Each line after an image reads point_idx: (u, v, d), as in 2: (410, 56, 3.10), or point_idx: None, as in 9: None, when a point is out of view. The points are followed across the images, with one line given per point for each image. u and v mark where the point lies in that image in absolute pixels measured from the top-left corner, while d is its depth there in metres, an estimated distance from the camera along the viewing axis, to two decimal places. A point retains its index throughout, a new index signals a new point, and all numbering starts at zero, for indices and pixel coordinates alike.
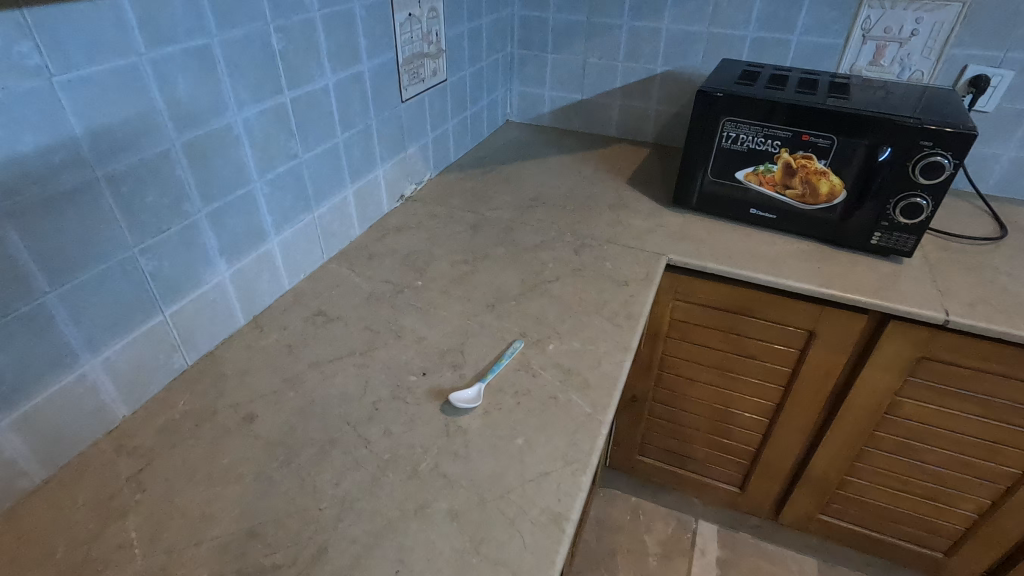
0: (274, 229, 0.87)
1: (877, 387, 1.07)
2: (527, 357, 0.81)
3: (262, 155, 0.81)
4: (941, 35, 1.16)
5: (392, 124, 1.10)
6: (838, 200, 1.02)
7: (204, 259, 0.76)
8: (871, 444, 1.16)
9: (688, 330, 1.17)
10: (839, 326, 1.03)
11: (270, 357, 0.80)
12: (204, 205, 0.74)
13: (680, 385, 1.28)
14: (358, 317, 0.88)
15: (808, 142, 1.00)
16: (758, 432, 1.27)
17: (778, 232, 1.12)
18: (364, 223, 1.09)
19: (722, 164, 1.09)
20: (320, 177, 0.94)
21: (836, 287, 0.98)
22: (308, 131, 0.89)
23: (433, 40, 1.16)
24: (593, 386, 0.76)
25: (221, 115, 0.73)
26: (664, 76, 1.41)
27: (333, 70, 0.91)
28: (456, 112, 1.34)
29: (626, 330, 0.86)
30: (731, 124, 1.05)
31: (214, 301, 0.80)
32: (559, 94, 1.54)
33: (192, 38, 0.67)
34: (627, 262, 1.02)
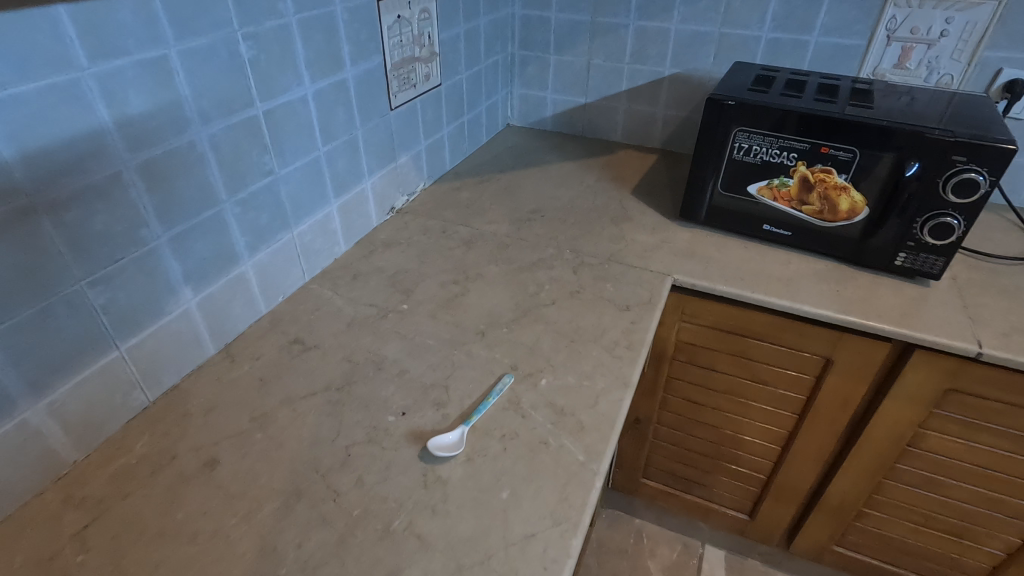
0: (248, 251, 0.81)
1: (899, 419, 0.99)
2: (517, 394, 0.74)
3: (232, 173, 0.75)
4: (973, 36, 1.07)
5: (381, 134, 1.04)
6: (859, 217, 0.94)
7: (166, 288, 0.70)
8: (891, 477, 1.08)
9: (695, 352, 1.10)
10: (859, 354, 0.95)
11: (240, 392, 0.74)
12: (164, 230, 0.68)
13: (687, 408, 1.21)
14: (337, 346, 0.82)
15: (827, 154, 0.92)
16: (769, 459, 1.20)
17: (793, 250, 1.04)
18: (350, 239, 1.03)
19: (733, 176, 1.02)
20: (299, 193, 0.88)
21: (856, 313, 0.90)
22: (285, 144, 0.83)
23: (425, 42, 1.10)
24: (587, 429, 0.70)
25: (182, 131, 0.67)
26: (673, 78, 1.33)
27: (313, 79, 0.85)
28: (451, 118, 1.27)
29: (626, 364, 0.79)
30: (743, 134, 0.97)
31: (179, 332, 0.74)
32: (562, 97, 1.47)
33: (145, 49, 0.61)
34: (629, 284, 0.95)
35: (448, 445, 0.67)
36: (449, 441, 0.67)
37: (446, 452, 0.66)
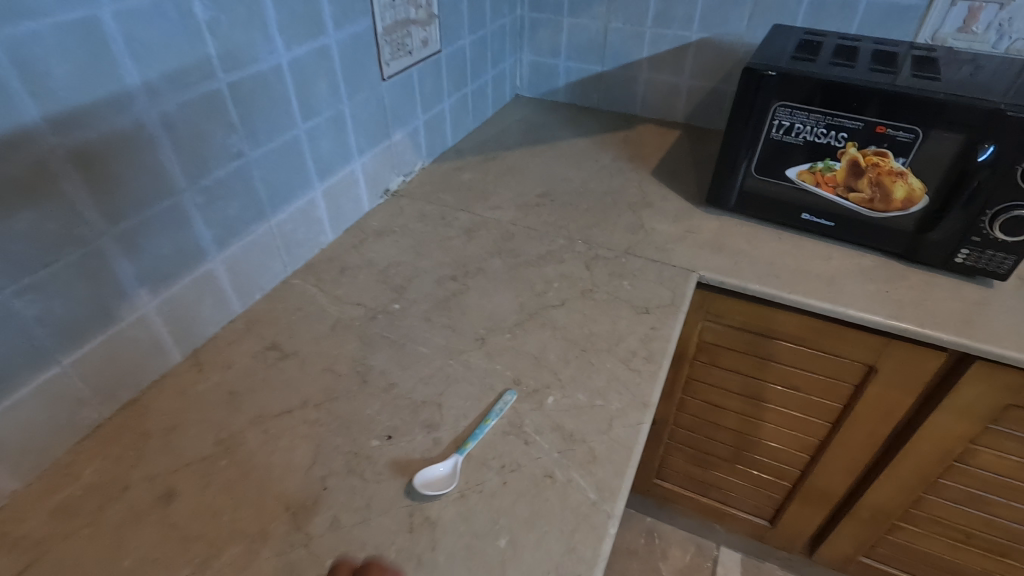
0: (215, 246, 0.71)
1: (948, 433, 0.89)
2: (519, 414, 0.65)
3: (191, 157, 0.65)
4: None
5: (372, 108, 0.92)
6: (916, 207, 0.82)
7: (115, 293, 0.61)
8: (932, 492, 0.99)
9: (718, 354, 1.00)
10: (908, 363, 0.84)
11: (205, 408, 0.66)
12: (109, 226, 0.58)
13: (707, 411, 1.11)
14: (318, 353, 0.72)
15: (884, 135, 0.80)
16: (796, 467, 1.11)
17: (835, 242, 0.92)
18: (339, 228, 0.93)
19: (770, 158, 0.90)
20: (276, 178, 0.77)
21: (911, 319, 0.79)
22: (256, 122, 0.72)
23: (422, 2, 0.97)
24: (600, 460, 0.60)
25: (125, 109, 0.57)
26: (700, 44, 1.19)
27: (287, 46, 0.73)
28: (453, 90, 1.15)
29: (644, 380, 0.69)
30: (784, 110, 0.85)
31: (136, 340, 0.65)
32: (576, 65, 1.33)
33: (67, 8, 0.50)
34: (649, 281, 0.84)
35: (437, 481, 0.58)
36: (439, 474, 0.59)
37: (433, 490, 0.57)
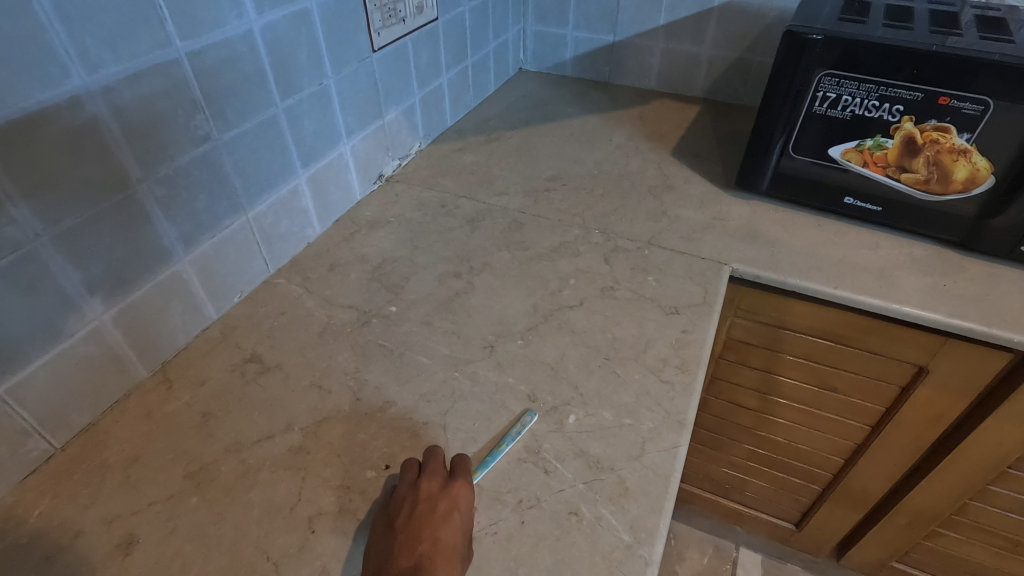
0: (182, 245, 0.62)
1: (1005, 440, 0.80)
2: (537, 438, 0.56)
3: (145, 142, 0.55)
4: None
5: (361, 83, 0.82)
6: (979, 190, 0.72)
7: (60, 303, 0.52)
8: (979, 499, 0.91)
9: (748, 353, 0.91)
10: (966, 364, 0.75)
11: (174, 434, 0.57)
12: (46, 226, 0.49)
13: (732, 412, 1.03)
14: (304, 366, 0.63)
15: (947, 107, 0.69)
16: (828, 471, 1.03)
17: (882, 229, 0.82)
18: (326, 219, 0.83)
19: (811, 135, 0.79)
20: (252, 164, 0.68)
21: (975, 317, 0.70)
22: (225, 100, 0.62)
23: None
24: (633, 493, 0.52)
25: (56, 84, 0.47)
26: (723, 9, 1.08)
27: (259, 9, 0.63)
28: (453, 63, 1.04)
29: (679, 393, 0.60)
30: (830, 80, 0.74)
31: (89, 357, 0.56)
32: (585, 35, 1.22)
33: None
34: (677, 276, 0.75)
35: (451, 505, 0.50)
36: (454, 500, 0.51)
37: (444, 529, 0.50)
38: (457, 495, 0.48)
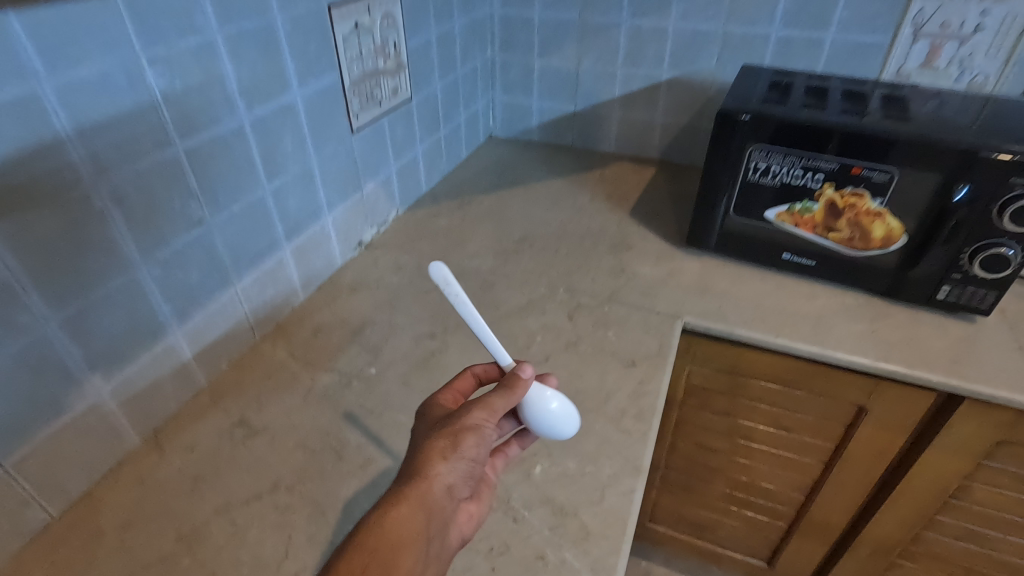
0: (176, 319, 0.67)
1: (943, 471, 0.87)
2: (506, 489, 0.61)
3: (144, 228, 0.61)
4: (1012, 31, 0.94)
5: (341, 161, 0.89)
6: (895, 246, 0.82)
7: (63, 381, 0.56)
8: (930, 529, 0.97)
9: (707, 397, 0.97)
10: (899, 403, 0.83)
11: (165, 498, 0.61)
12: (55, 310, 0.54)
13: (698, 454, 1.08)
14: (289, 428, 0.68)
15: (860, 177, 0.79)
16: (791, 508, 1.08)
17: (817, 281, 0.91)
18: (309, 285, 0.89)
19: (749, 199, 0.89)
20: (241, 240, 0.74)
21: (899, 361, 0.78)
22: (217, 187, 0.68)
23: (390, 53, 0.95)
24: (594, 536, 0.57)
25: (70, 188, 0.53)
26: (671, 83, 1.20)
27: (250, 106, 0.70)
28: (426, 134, 1.13)
29: (636, 441, 0.66)
30: (759, 153, 0.84)
31: (88, 428, 0.60)
32: (549, 105, 1.33)
33: (3, 88, 0.47)
34: (635, 330, 0.82)
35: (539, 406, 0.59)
36: (545, 404, 0.59)
37: (576, 423, 0.61)
38: (447, 390, 0.57)
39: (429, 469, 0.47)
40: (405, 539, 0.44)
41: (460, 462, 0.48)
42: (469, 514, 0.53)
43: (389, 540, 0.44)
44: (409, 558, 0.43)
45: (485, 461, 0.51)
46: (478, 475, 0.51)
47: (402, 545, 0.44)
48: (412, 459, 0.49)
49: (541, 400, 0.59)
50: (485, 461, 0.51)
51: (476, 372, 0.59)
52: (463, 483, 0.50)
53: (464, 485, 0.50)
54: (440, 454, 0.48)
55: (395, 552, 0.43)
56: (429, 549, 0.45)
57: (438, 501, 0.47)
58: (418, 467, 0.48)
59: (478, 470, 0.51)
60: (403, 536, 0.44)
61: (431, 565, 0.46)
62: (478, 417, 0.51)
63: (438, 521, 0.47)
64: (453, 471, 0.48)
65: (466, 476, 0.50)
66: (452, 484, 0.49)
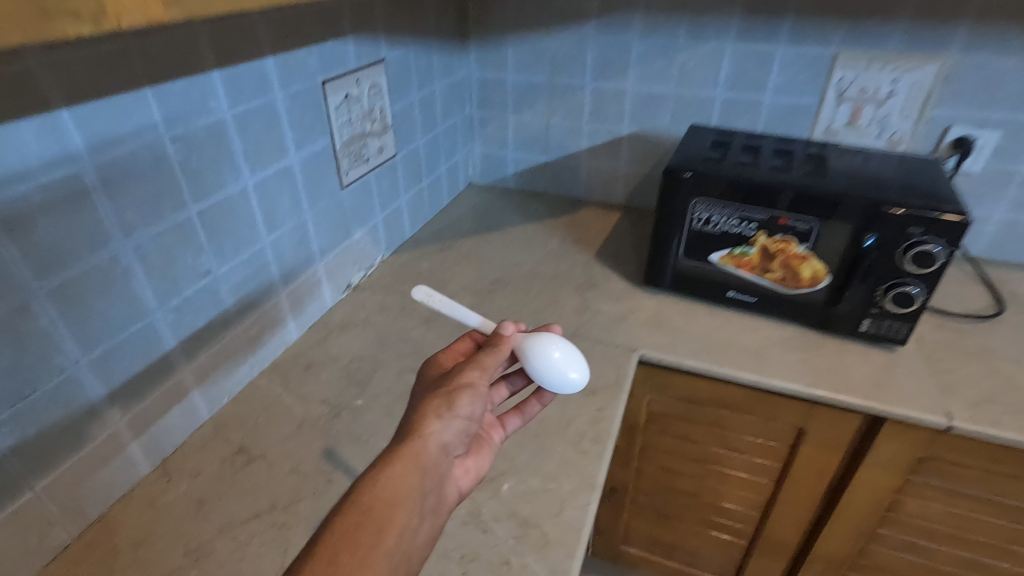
0: (184, 358, 0.76)
1: (877, 486, 0.97)
2: (477, 505, 0.69)
3: (161, 278, 0.70)
4: (920, 96, 1.08)
5: (332, 213, 1.00)
6: (821, 285, 0.93)
7: (87, 415, 0.64)
8: (873, 542, 1.05)
9: (667, 422, 1.07)
10: (832, 424, 0.93)
11: (173, 519, 0.68)
12: (84, 352, 0.62)
13: (663, 476, 1.17)
14: (284, 455, 0.76)
15: (787, 226, 0.91)
16: (749, 526, 1.16)
17: (759, 316, 1.02)
18: (302, 325, 0.98)
19: (695, 245, 1.00)
20: (242, 286, 0.83)
21: (827, 386, 0.88)
22: (223, 241, 0.78)
23: (376, 116, 1.06)
24: (552, 544, 0.65)
25: (102, 248, 0.62)
26: (632, 137, 1.33)
27: (253, 170, 0.80)
28: (410, 185, 1.24)
29: (592, 460, 0.75)
30: (701, 205, 0.96)
31: (106, 457, 0.68)
32: (523, 156, 1.45)
33: (54, 170, 0.56)
34: (596, 363, 0.92)
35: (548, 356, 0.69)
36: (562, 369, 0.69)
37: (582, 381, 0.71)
38: (448, 351, 0.67)
39: (426, 427, 0.53)
40: (402, 495, 0.48)
41: (454, 420, 0.54)
42: (467, 470, 0.61)
43: (386, 495, 0.48)
44: (405, 511, 0.48)
45: (477, 420, 0.57)
46: (471, 434, 0.57)
47: (399, 500, 0.48)
48: (410, 419, 0.54)
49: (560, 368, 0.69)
50: (479, 419, 0.57)
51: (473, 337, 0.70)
52: (457, 441, 0.55)
53: (457, 443, 0.56)
54: (435, 412, 0.54)
55: (391, 507, 0.47)
56: (424, 503, 0.50)
57: (432, 459, 0.52)
58: (414, 427, 0.53)
59: (470, 429, 0.57)
60: (399, 492, 0.48)
61: (428, 519, 0.50)
62: (472, 377, 0.57)
63: (432, 476, 0.52)
64: (446, 427, 0.54)
65: (458, 433, 0.56)
66: (445, 441, 0.54)
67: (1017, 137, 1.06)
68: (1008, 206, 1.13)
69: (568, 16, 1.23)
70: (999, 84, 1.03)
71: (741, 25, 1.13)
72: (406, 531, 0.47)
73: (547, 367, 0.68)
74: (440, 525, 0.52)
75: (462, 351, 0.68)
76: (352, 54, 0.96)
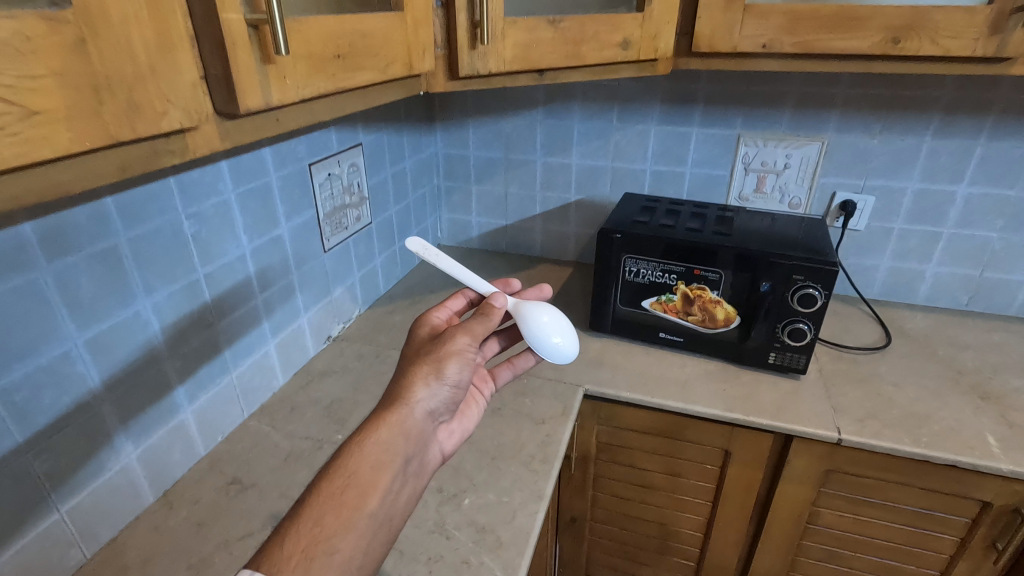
0: (188, 400, 0.88)
1: (795, 499, 1.11)
2: (442, 517, 0.81)
3: (172, 330, 0.83)
4: (809, 168, 1.31)
5: (316, 274, 1.15)
6: (733, 324, 1.11)
7: (107, 448, 0.76)
8: (801, 554, 1.18)
9: (614, 451, 1.20)
10: (749, 445, 1.08)
11: (176, 539, 0.78)
12: (107, 393, 0.74)
13: (616, 504, 1.28)
14: (274, 483, 0.88)
15: (700, 276, 1.09)
16: (696, 547, 1.28)
17: (687, 353, 1.19)
18: (288, 372, 1.11)
19: (629, 294, 1.17)
20: (237, 338, 0.96)
21: (740, 410, 1.04)
22: (224, 298, 0.92)
23: (355, 190, 1.24)
24: (505, 545, 0.77)
25: (128, 304, 0.75)
26: (579, 203, 1.53)
27: (250, 239, 0.96)
28: (384, 248, 1.40)
29: (540, 477, 0.88)
30: (631, 260, 1.14)
31: (119, 486, 0.78)
32: (485, 220, 1.64)
33: (97, 243, 0.70)
34: (546, 397, 1.06)
35: (541, 304, 0.85)
36: (550, 338, 0.83)
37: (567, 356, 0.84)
38: (441, 308, 0.79)
39: (411, 395, 0.64)
40: (387, 459, 0.59)
41: (439, 387, 0.65)
42: (451, 433, 0.73)
43: (370, 460, 0.58)
44: (388, 474, 0.58)
45: (461, 385, 0.68)
46: (455, 399, 0.68)
47: (383, 465, 0.58)
48: (397, 388, 0.64)
49: (547, 338, 0.83)
50: (461, 386, 0.67)
51: (466, 294, 0.85)
52: (440, 405, 0.67)
53: (440, 408, 0.67)
54: (420, 381, 0.65)
55: (376, 472, 0.57)
56: (407, 465, 0.61)
57: (415, 426, 0.63)
58: (401, 396, 0.63)
59: (453, 395, 0.67)
60: (383, 455, 0.59)
61: (410, 480, 0.61)
62: (459, 346, 0.67)
63: (415, 440, 0.63)
64: (430, 394, 0.65)
65: (440, 400, 0.66)
66: (429, 407, 0.65)
67: (889, 200, 1.29)
68: (891, 256, 1.34)
69: (519, 104, 1.45)
70: (868, 157, 1.26)
71: (661, 112, 1.36)
72: (389, 493, 0.57)
73: (538, 334, 0.82)
74: (422, 485, 0.63)
75: (456, 308, 0.83)
76: (334, 140, 1.14)
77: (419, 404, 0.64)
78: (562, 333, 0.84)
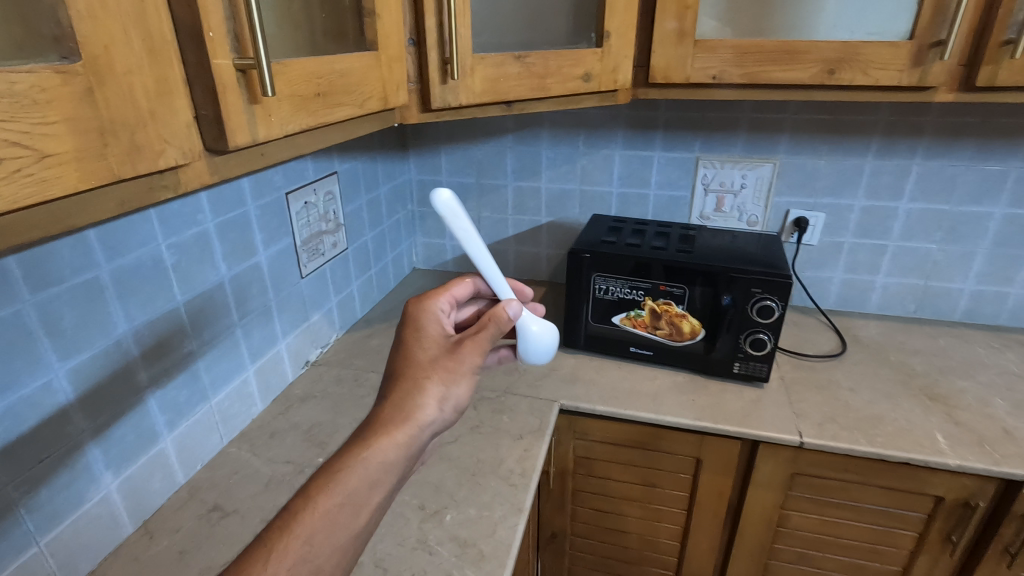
0: (167, 428, 0.88)
1: (764, 503, 1.16)
2: (424, 533, 0.83)
3: (152, 359, 0.84)
4: (764, 187, 1.39)
5: (293, 300, 1.17)
6: (699, 337, 1.17)
7: (86, 477, 0.76)
8: (773, 557, 1.22)
9: (591, 465, 1.23)
10: (719, 452, 1.12)
11: (158, 568, 0.78)
12: (88, 422, 0.75)
13: (595, 518, 1.31)
14: (256, 508, 0.88)
15: (666, 292, 1.15)
16: (673, 556, 1.31)
17: (657, 367, 1.24)
18: (267, 398, 1.11)
19: (600, 311, 1.22)
20: (216, 364, 0.97)
21: (708, 419, 1.09)
22: (203, 325, 0.93)
23: (331, 218, 1.26)
24: (487, 557, 0.80)
25: (109, 334, 0.77)
26: (549, 225, 1.58)
27: (229, 267, 0.98)
28: (360, 273, 1.43)
29: (519, 490, 0.91)
30: (600, 279, 1.19)
31: (99, 517, 0.78)
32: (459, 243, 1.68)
33: (79, 275, 0.72)
34: (522, 413, 1.09)
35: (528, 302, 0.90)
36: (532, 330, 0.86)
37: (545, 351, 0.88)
38: (444, 296, 0.74)
39: (420, 413, 0.59)
40: (385, 476, 0.56)
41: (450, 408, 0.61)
42: None
43: (366, 477, 0.55)
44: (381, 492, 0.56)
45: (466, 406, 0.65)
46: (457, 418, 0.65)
47: (379, 481, 0.56)
48: (404, 402, 0.59)
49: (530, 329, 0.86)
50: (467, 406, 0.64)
51: (474, 281, 0.81)
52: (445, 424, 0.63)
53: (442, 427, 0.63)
54: (431, 399, 0.60)
55: (370, 489, 0.56)
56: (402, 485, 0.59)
57: (419, 446, 0.59)
58: (409, 413, 0.58)
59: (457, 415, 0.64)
60: (382, 472, 0.56)
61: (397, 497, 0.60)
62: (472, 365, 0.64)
63: (415, 458, 0.60)
64: (439, 414, 0.60)
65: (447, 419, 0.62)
66: (435, 426, 0.61)
67: (838, 217, 1.38)
68: (843, 268, 1.43)
69: (489, 132, 1.51)
70: (817, 177, 1.35)
71: (624, 137, 1.43)
72: (379, 509, 0.57)
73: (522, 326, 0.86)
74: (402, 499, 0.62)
75: (458, 295, 0.78)
76: (310, 169, 1.18)
77: (426, 423, 0.60)
78: (541, 323, 0.87)
